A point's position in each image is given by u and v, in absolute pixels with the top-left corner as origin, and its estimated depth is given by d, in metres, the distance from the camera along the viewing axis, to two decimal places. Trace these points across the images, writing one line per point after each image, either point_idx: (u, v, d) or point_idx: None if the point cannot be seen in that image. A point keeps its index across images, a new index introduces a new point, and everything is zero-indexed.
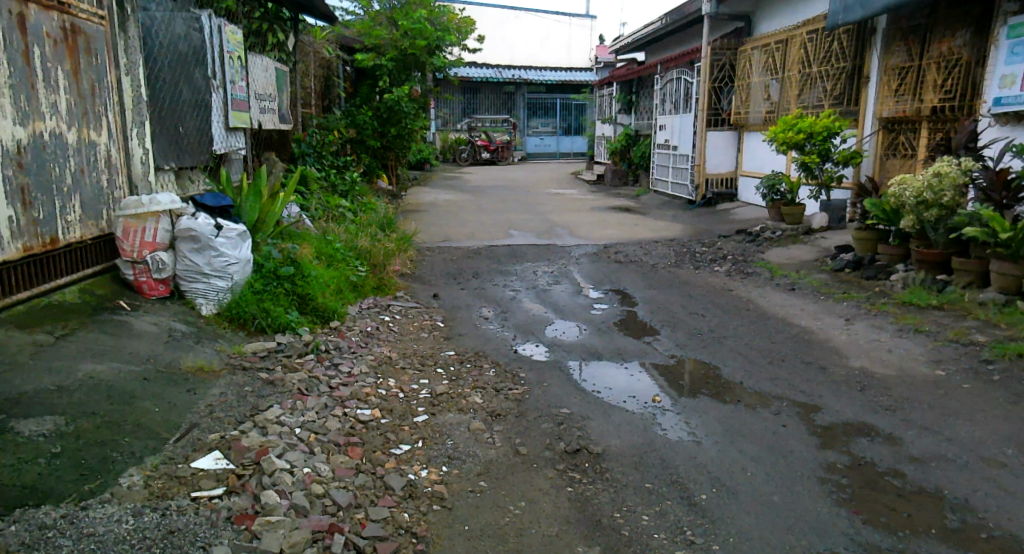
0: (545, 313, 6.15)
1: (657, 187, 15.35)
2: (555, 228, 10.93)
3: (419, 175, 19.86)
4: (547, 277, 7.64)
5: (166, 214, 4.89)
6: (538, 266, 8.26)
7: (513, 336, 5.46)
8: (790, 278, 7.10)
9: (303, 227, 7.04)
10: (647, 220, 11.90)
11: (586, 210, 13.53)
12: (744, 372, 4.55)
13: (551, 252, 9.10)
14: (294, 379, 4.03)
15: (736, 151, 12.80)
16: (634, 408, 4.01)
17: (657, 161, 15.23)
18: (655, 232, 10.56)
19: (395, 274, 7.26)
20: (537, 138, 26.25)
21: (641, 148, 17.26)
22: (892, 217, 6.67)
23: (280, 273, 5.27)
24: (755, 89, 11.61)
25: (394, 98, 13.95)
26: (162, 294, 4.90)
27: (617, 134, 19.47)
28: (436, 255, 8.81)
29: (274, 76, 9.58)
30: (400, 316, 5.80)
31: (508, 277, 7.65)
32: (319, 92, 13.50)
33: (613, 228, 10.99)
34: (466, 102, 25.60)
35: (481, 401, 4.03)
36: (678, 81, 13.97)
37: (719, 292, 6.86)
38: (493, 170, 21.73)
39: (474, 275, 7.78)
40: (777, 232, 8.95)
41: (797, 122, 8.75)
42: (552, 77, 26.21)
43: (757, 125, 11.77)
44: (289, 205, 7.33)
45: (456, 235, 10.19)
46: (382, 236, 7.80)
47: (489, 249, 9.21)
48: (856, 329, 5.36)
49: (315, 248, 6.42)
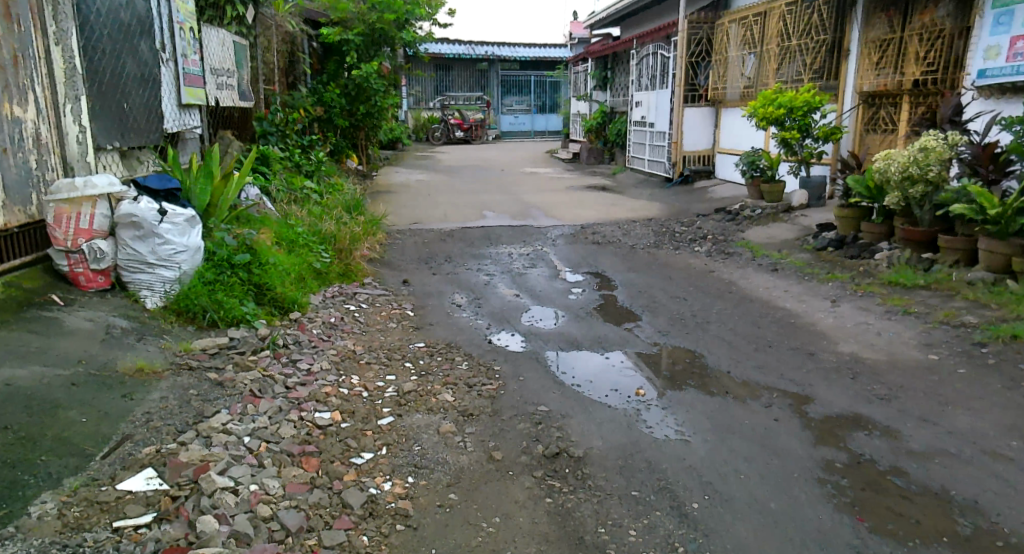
0: (520, 299, 5.82)
1: (633, 164, 15.05)
2: (529, 208, 10.60)
3: (390, 155, 19.37)
4: (521, 260, 7.30)
5: (104, 198, 4.50)
6: (514, 249, 7.92)
7: (488, 324, 5.14)
8: (771, 258, 6.81)
9: (262, 211, 6.64)
10: (623, 200, 11.60)
11: (561, 189, 13.22)
12: (730, 361, 4.25)
13: (526, 234, 8.78)
14: (244, 379, 3.67)
15: (713, 128, 12.52)
16: (617, 403, 3.69)
17: (634, 138, 14.92)
18: (631, 211, 10.27)
19: (362, 258, 6.89)
20: (511, 117, 25.84)
21: (618, 126, 16.95)
22: (876, 194, 6.39)
23: (234, 261, 4.89)
24: (733, 63, 11.32)
25: (363, 75, 13.66)
26: (101, 286, 4.51)
27: (593, 112, 19.09)
28: (406, 238, 8.44)
29: (228, 50, 9.17)
30: (366, 305, 5.43)
31: (480, 261, 7.30)
32: (283, 69, 13.01)
33: (589, 208, 10.67)
34: (439, 79, 25.09)
35: (452, 400, 3.69)
36: (654, 56, 13.62)
37: (700, 274, 6.56)
38: (467, 150, 21.30)
39: (445, 259, 7.42)
40: (758, 210, 8.66)
41: (777, 96, 8.46)
42: (525, 54, 25.70)
43: (736, 101, 11.48)
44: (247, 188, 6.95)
45: (427, 216, 9.83)
46: (349, 220, 7.44)
47: (461, 232, 8.86)
48: (843, 311, 5.08)
49: (275, 233, 6.01)
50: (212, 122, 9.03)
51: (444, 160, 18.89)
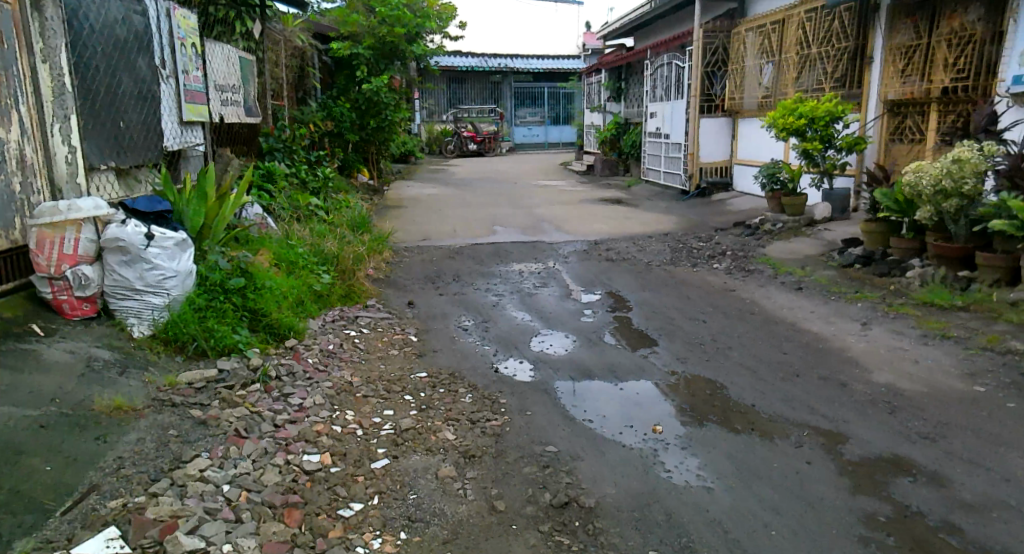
0: (530, 322, 5.54)
1: (648, 176, 14.76)
2: (541, 223, 10.34)
3: (402, 168, 19.20)
4: (532, 279, 7.02)
5: (89, 222, 4.28)
6: (525, 267, 7.65)
7: (494, 350, 4.86)
8: (794, 275, 6.49)
9: (262, 231, 6.41)
10: (638, 213, 11.30)
11: (574, 202, 12.96)
12: (754, 392, 3.94)
13: (537, 250, 8.51)
14: (229, 417, 3.41)
15: (730, 138, 12.22)
16: (632, 442, 3.39)
17: (648, 150, 14.64)
18: (646, 225, 9.98)
19: (366, 278, 6.64)
20: (524, 129, 25.63)
21: (632, 137, 16.68)
22: (906, 208, 6.05)
23: (227, 286, 4.64)
24: (750, 72, 11.03)
25: (373, 89, 13.52)
26: (86, 313, 4.28)
27: (607, 123, 18.84)
28: (414, 256, 8.20)
29: (233, 64, 9.11)
30: (367, 330, 5.17)
31: (489, 280, 7.04)
32: (292, 83, 12.89)
33: (603, 222, 10.39)
34: (452, 91, 24.97)
35: (453, 439, 3.41)
36: (669, 66, 13.35)
37: (719, 293, 6.25)
38: (480, 162, 21.10)
39: (453, 278, 7.16)
40: (779, 223, 8.33)
41: (798, 106, 8.12)
42: (538, 66, 25.53)
43: (753, 111, 11.21)
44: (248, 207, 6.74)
45: (437, 232, 9.59)
46: (354, 239, 7.21)
47: (471, 249, 8.60)
48: (875, 335, 4.76)
49: (274, 254, 5.78)
50: (216, 138, 8.86)
51: (457, 173, 18.70)
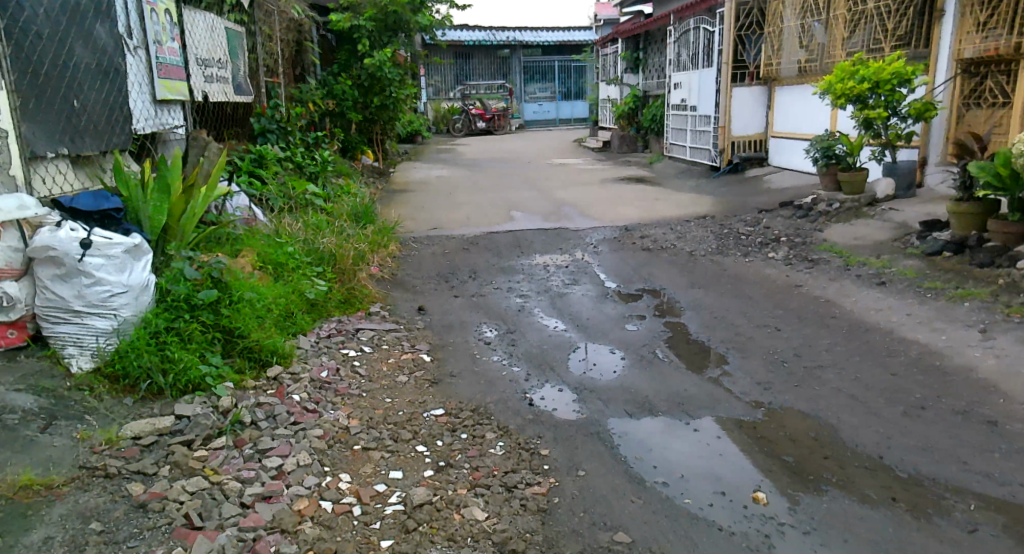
0: (565, 333, 4.61)
1: (672, 152, 13.74)
2: (563, 207, 9.40)
3: (409, 149, 18.24)
4: (561, 275, 6.10)
5: (13, 226, 3.38)
6: (550, 259, 6.71)
7: (526, 374, 3.92)
8: (871, 266, 5.52)
9: (247, 228, 5.51)
10: (667, 193, 10.34)
11: (595, 183, 11.99)
12: (877, 437, 3.03)
13: (562, 239, 7.58)
14: (180, 493, 2.57)
15: (765, 110, 11.22)
16: (728, 523, 2.54)
17: (672, 124, 13.60)
18: (679, 208, 9.02)
19: (370, 279, 5.75)
20: (535, 105, 24.55)
21: (652, 111, 15.64)
22: (1011, 184, 5.07)
23: (195, 303, 3.73)
24: (790, 35, 9.99)
25: (376, 64, 12.57)
26: (12, 343, 3.36)
27: (624, 96, 17.74)
28: (424, 250, 7.28)
29: (216, 36, 8.17)
30: (370, 349, 4.27)
31: (510, 277, 6.11)
32: (289, 60, 11.93)
33: (631, 204, 9.43)
34: (460, 68, 23.91)
35: (484, 520, 2.53)
36: (696, 32, 12.29)
37: (785, 289, 5.31)
38: (490, 141, 20.10)
39: (469, 276, 6.24)
40: (835, 204, 7.40)
41: (857, 69, 7.21)
42: (548, 38, 24.41)
43: (793, 78, 10.25)
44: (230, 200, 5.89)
45: (448, 220, 8.66)
46: (354, 232, 6.29)
47: (488, 239, 7.68)
48: (1006, 348, 3.81)
49: (258, 257, 4.86)
50: (197, 120, 7.93)
51: (466, 153, 17.73)
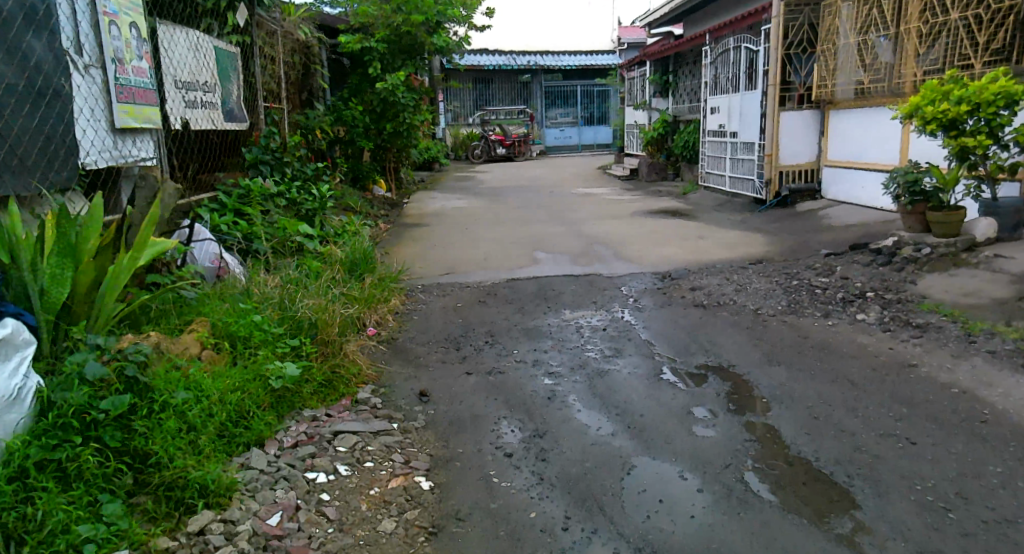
0: (610, 436, 3.47)
1: (707, 181, 12.54)
2: (593, 246, 8.29)
3: (425, 177, 17.25)
4: (600, 340, 4.96)
5: None
6: (583, 318, 5.54)
7: (564, 514, 2.84)
8: (1004, 339, 4.37)
9: (211, 288, 4.45)
10: (711, 230, 9.20)
11: (626, 215, 10.87)
12: None
13: (598, 288, 6.45)
14: None
15: (819, 135, 9.88)
16: None
17: (708, 151, 12.40)
18: (728, 248, 7.86)
19: (361, 348, 4.65)
20: (556, 130, 23.52)
21: (685, 136, 14.52)
22: None
23: (93, 415, 2.62)
24: (848, 53, 8.74)
25: (388, 88, 11.56)
26: None
27: (653, 121, 16.61)
28: (434, 301, 6.18)
29: (200, 54, 7.13)
30: (351, 467, 3.13)
31: (537, 342, 4.96)
32: (294, 83, 10.96)
33: (672, 243, 8.29)
34: (479, 92, 22.97)
35: None
36: (735, 52, 10.95)
37: (896, 367, 4.17)
38: (510, 168, 19.07)
39: (488, 339, 5.12)
40: (924, 248, 6.17)
41: (951, 89, 6.07)
42: (571, 62, 23.39)
43: (852, 101, 8.99)
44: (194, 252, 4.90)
45: (464, 262, 7.58)
46: (343, 291, 5.16)
47: (510, 288, 6.57)
48: None
49: (212, 331, 3.77)
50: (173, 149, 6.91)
51: (485, 180, 16.70)
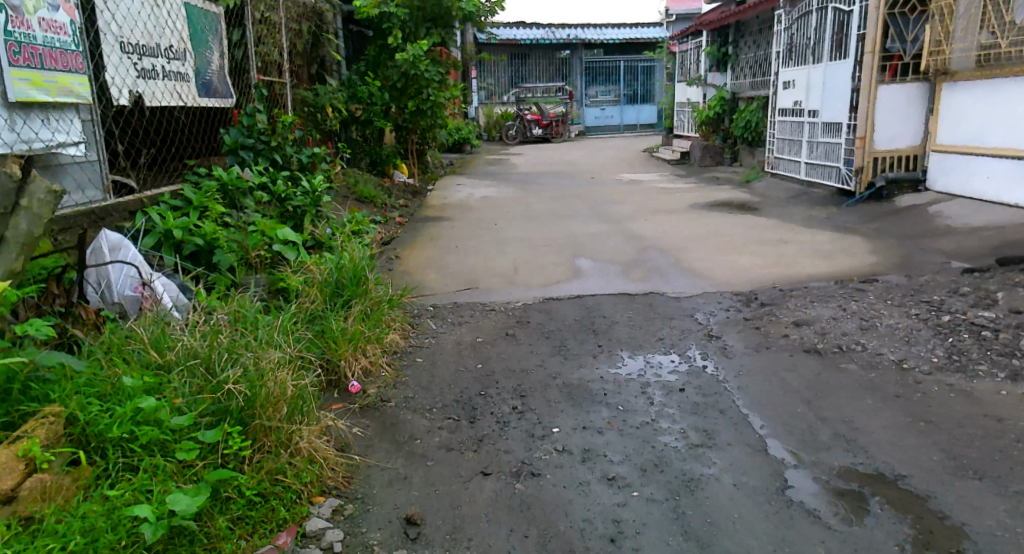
0: None
1: (775, 168, 10.80)
2: (649, 252, 6.70)
3: (454, 160, 15.73)
4: (680, 413, 3.40)
5: None
6: (648, 369, 3.97)
7: None
8: None
9: (113, 337, 3.07)
10: (793, 229, 7.53)
11: (683, 209, 9.23)
12: None
13: (663, 315, 4.87)
14: None
15: (925, 113, 8.09)
16: None
17: (777, 132, 10.64)
18: (823, 257, 6.17)
19: (332, 423, 3.19)
20: (596, 110, 21.77)
21: (747, 116, 12.74)
22: None
23: None
24: (975, 10, 6.98)
25: (409, 60, 10.02)
26: None
27: (708, 99, 14.80)
28: (448, 333, 4.67)
29: (163, 10, 5.65)
30: None
31: (587, 416, 3.41)
32: (302, 55, 9.45)
33: (749, 248, 6.66)
34: (515, 68, 21.34)
35: None
36: (819, 14, 9.13)
37: None
38: (548, 150, 17.43)
39: (516, 404, 3.59)
40: None
41: None
42: (614, 36, 21.50)
43: (974, 71, 7.23)
44: (112, 278, 3.73)
45: (488, 273, 6.08)
46: (302, 343, 3.69)
47: (547, 312, 5.03)
48: None
49: (68, 433, 2.44)
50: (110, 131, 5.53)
51: (520, 164, 15.12)
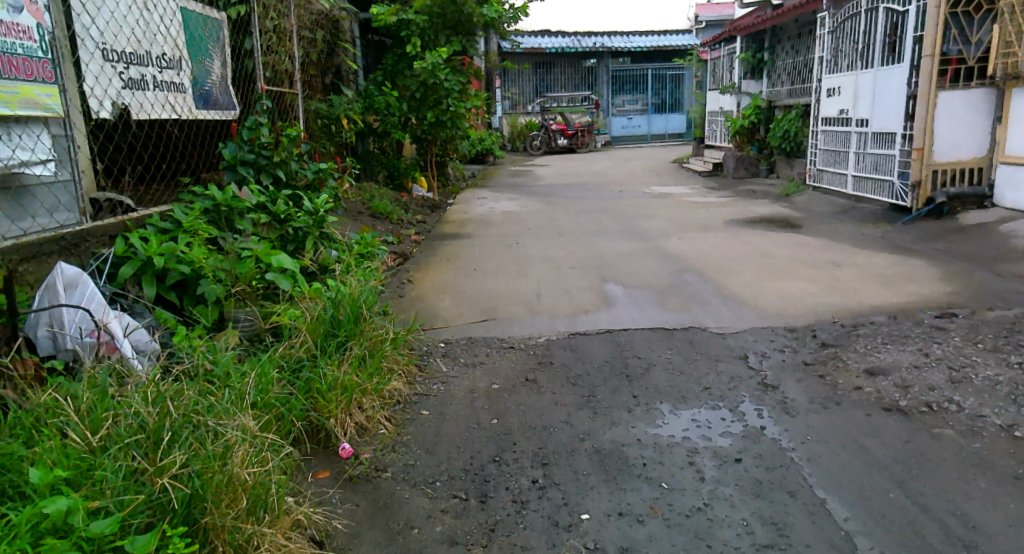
0: None
1: (817, 181, 10.07)
2: (687, 276, 6.05)
3: (475, 172, 15.16)
4: (740, 494, 2.75)
5: None
6: (694, 429, 3.32)
7: None
8: None
9: (46, 399, 2.52)
10: (844, 250, 6.83)
11: (720, 225, 8.56)
12: None
13: (708, 356, 4.21)
14: None
15: (992, 121, 7.36)
16: None
17: (820, 142, 9.92)
18: (886, 284, 5.48)
19: (309, 509, 2.61)
20: (623, 119, 21.11)
21: (784, 125, 12.01)
22: None
23: None
24: None
25: (427, 68, 9.46)
26: None
27: (741, 108, 14.09)
28: (460, 376, 4.06)
29: (155, 14, 5.09)
30: None
31: (625, 497, 2.78)
32: (315, 65, 8.91)
33: (798, 273, 5.98)
34: (540, 77, 20.76)
35: None
36: (869, 15, 8.43)
37: None
38: (573, 161, 16.81)
39: (538, 477, 2.96)
40: None
41: None
42: (642, 43, 20.82)
43: None
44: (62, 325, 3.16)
45: (508, 300, 5.47)
46: (282, 400, 3.12)
47: (575, 351, 4.40)
48: None
49: None
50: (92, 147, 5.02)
51: (544, 176, 14.51)
